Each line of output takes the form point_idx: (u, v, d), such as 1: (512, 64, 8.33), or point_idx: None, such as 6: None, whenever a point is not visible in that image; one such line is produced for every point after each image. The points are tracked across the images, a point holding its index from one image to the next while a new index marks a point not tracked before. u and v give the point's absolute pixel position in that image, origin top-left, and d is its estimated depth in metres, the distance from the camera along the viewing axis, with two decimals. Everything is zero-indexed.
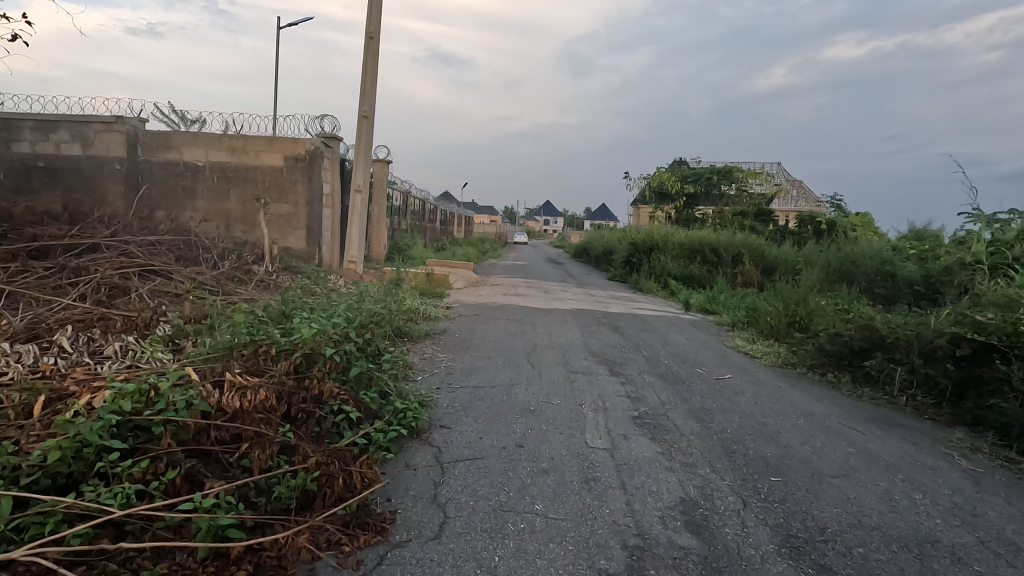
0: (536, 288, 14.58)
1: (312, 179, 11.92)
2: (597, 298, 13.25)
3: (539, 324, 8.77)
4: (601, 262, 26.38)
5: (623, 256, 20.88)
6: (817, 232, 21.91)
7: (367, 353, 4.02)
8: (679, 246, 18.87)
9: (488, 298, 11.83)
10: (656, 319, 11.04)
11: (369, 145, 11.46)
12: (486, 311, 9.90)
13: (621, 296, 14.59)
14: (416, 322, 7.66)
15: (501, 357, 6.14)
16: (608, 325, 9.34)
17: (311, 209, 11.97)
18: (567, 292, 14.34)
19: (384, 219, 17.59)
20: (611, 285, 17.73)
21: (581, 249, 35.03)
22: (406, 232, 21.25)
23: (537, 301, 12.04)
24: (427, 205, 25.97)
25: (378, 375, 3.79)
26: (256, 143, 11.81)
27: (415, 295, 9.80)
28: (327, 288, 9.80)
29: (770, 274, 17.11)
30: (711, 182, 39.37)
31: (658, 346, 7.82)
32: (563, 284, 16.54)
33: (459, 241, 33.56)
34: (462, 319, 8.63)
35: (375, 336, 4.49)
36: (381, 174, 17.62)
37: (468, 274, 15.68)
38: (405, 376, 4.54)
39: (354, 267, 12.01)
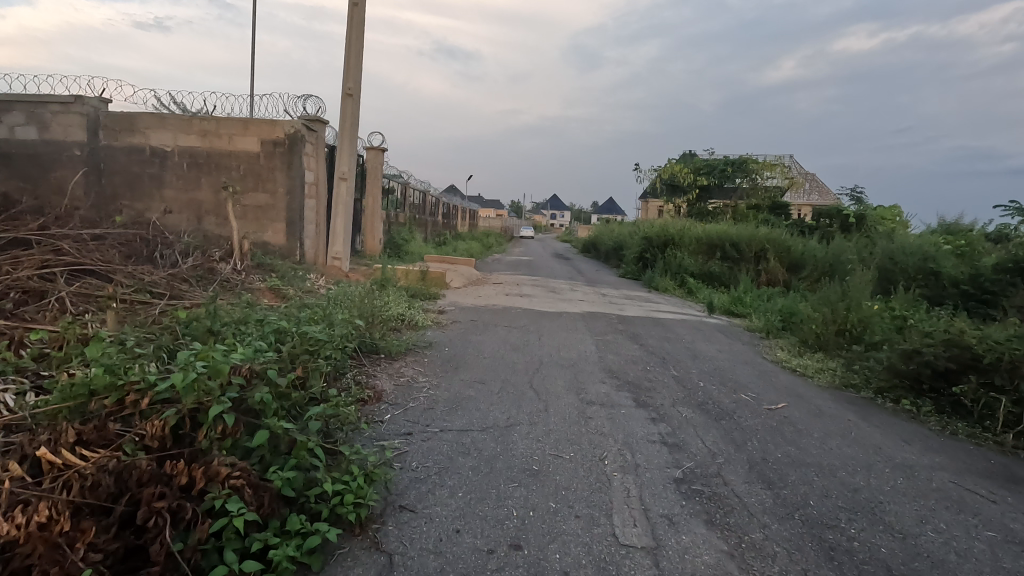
0: (541, 287, 13.28)
1: (293, 166, 10.65)
2: (609, 300, 11.93)
3: (546, 333, 7.50)
4: (611, 257, 25.04)
5: (635, 252, 19.51)
6: (843, 225, 20.49)
7: (295, 401, 2.78)
8: (696, 241, 17.49)
9: (487, 299, 10.55)
10: (678, 324, 9.71)
11: (354, 128, 10.22)
12: (484, 315, 8.65)
13: (635, 296, 13.26)
14: (398, 334, 6.41)
15: (497, 383, 4.87)
16: (625, 334, 8.06)
17: (292, 200, 10.72)
18: (576, 291, 13.05)
19: (378, 211, 16.34)
20: (623, 283, 16.43)
21: (590, 244, 33.62)
22: (404, 226, 19.96)
23: (542, 302, 10.73)
24: (427, 197, 24.65)
25: (307, 436, 2.51)
26: (229, 125, 10.56)
27: (403, 297, 8.56)
28: (304, 287, 8.59)
29: (797, 272, 15.72)
30: (724, 174, 37.86)
31: (688, 361, 6.55)
32: (571, 281, 15.26)
33: (462, 236, 32.18)
34: (455, 327, 7.37)
35: (314, 370, 3.24)
36: (374, 163, 16.33)
37: (467, 271, 14.43)
38: (361, 424, 3.28)
39: (339, 264, 10.76)
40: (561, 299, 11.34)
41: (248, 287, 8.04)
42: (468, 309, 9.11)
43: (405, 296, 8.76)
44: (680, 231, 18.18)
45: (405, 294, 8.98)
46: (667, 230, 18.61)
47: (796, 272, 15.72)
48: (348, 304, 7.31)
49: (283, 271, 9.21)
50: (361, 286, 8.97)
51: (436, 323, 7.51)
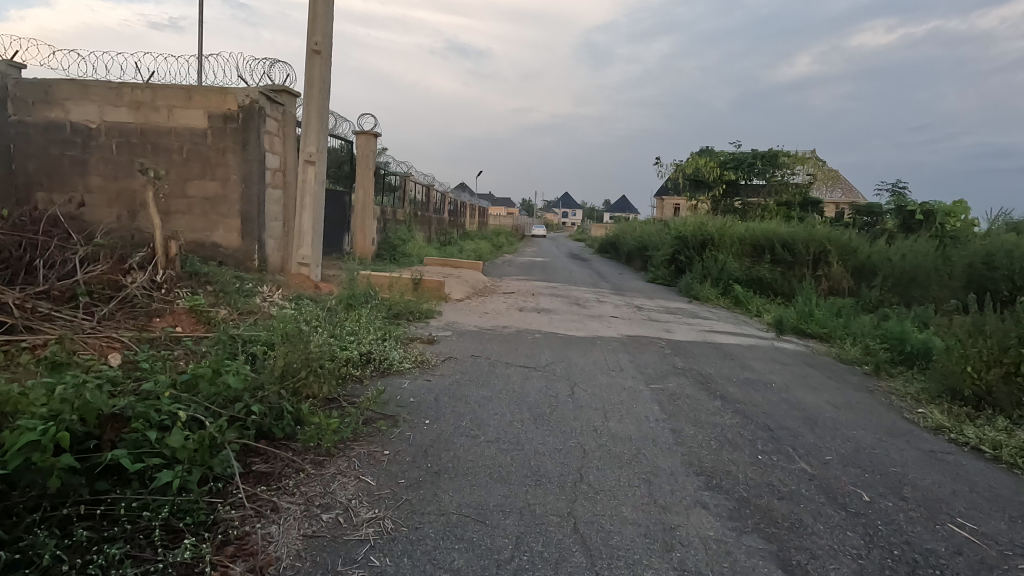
0: (560, 298, 10.91)
1: (248, 145, 8.36)
2: (648, 317, 9.54)
3: (580, 378, 5.16)
4: (636, 258, 22.53)
5: (666, 253, 17.05)
6: (906, 222, 17.81)
7: None
8: (739, 242, 15.02)
9: (495, 316, 8.20)
10: (748, 352, 7.28)
11: (324, 96, 7.94)
12: (489, 344, 6.34)
13: (676, 310, 10.85)
14: (353, 395, 4.11)
15: (509, 529, 2.52)
16: (691, 375, 5.68)
17: (248, 189, 8.44)
18: (605, 304, 10.68)
19: (371, 206, 14.10)
20: (657, 291, 14.03)
21: (610, 244, 31.10)
22: (403, 224, 17.64)
23: (565, 321, 8.35)
24: (430, 192, 22.31)
25: None
26: (168, 95, 8.32)
27: (378, 320, 6.22)
28: (245, 306, 6.28)
29: (863, 279, 13.23)
30: (754, 168, 34.62)
31: (808, 435, 4.18)
32: (596, 290, 12.86)
33: (471, 236, 29.74)
34: (447, 372, 5.02)
35: None
36: (365, 150, 14.01)
37: (474, 279, 12.12)
38: None
39: (307, 271, 8.43)
40: (588, 316, 8.98)
41: (160, 311, 5.73)
42: (469, 334, 6.79)
43: (383, 319, 6.43)
44: (719, 230, 15.69)
45: (384, 316, 6.63)
46: (703, 229, 16.11)
47: (862, 280, 13.23)
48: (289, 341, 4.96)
49: (221, 284, 6.82)
50: (325, 304, 6.69)
51: (422, 363, 5.19)
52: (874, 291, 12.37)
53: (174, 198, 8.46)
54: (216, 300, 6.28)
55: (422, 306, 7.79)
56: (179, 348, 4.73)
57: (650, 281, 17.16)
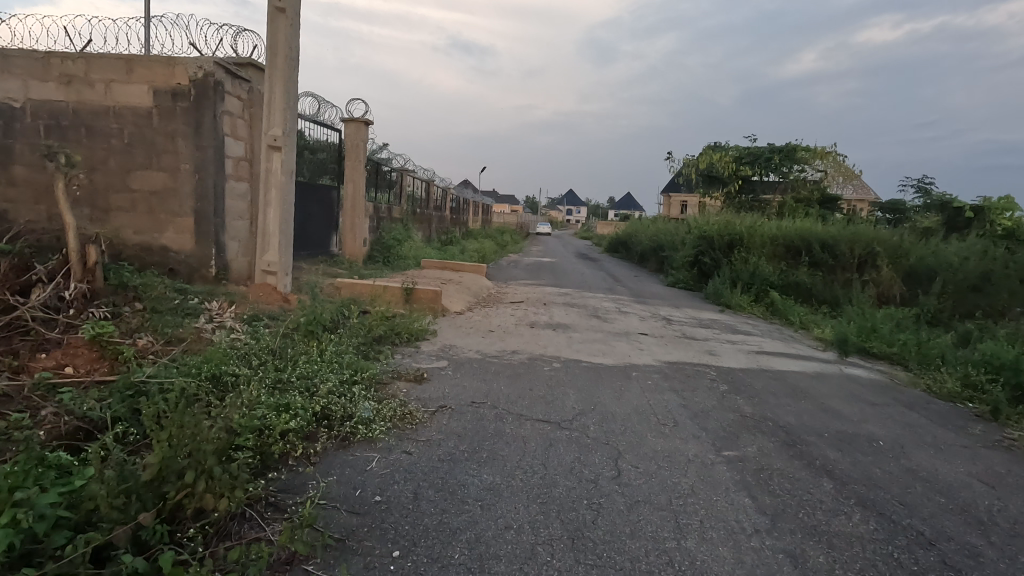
0: (575, 309, 9.41)
1: (202, 128, 6.89)
2: (684, 334, 8.03)
3: (624, 442, 3.68)
4: (652, 259, 20.97)
5: (686, 254, 15.55)
6: (951, 220, 16.23)
7: None
8: (771, 243, 13.51)
9: (503, 336, 6.71)
10: (822, 386, 5.78)
11: (291, 66, 6.44)
12: (495, 381, 4.87)
13: (711, 324, 9.34)
14: (284, 495, 2.66)
15: None
16: (771, 430, 4.19)
17: (202, 181, 6.97)
18: (629, 316, 9.18)
19: (361, 203, 12.64)
20: (682, 298, 12.53)
21: (620, 242, 29.46)
22: (400, 222, 16.15)
23: (587, 342, 6.84)
24: (430, 188, 20.78)
25: None
26: (105, 67, 6.86)
27: (348, 350, 4.77)
28: (175, 332, 4.81)
29: (918, 286, 11.68)
30: (771, 163, 33.07)
31: (994, 556, 2.71)
32: (615, 298, 11.35)
33: (474, 234, 28.17)
34: (436, 436, 3.54)
35: None
36: (355, 139, 12.51)
37: (477, 286, 10.66)
38: None
39: (274, 280, 6.91)
40: (614, 335, 7.47)
41: (52, 344, 4.26)
42: (469, 366, 5.32)
43: (357, 349, 4.97)
44: (747, 228, 14.17)
45: (358, 342, 5.19)
46: (730, 228, 14.57)
47: (916, 285, 11.71)
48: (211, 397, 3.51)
49: (151, 302, 5.30)
50: (282, 327, 5.07)
51: (402, 420, 3.73)
52: (933, 299, 10.88)
53: (114, 192, 7.00)
54: (136, 324, 4.78)
55: (410, 324, 6.30)
56: (49, 407, 3.26)
57: (670, 285, 15.66)
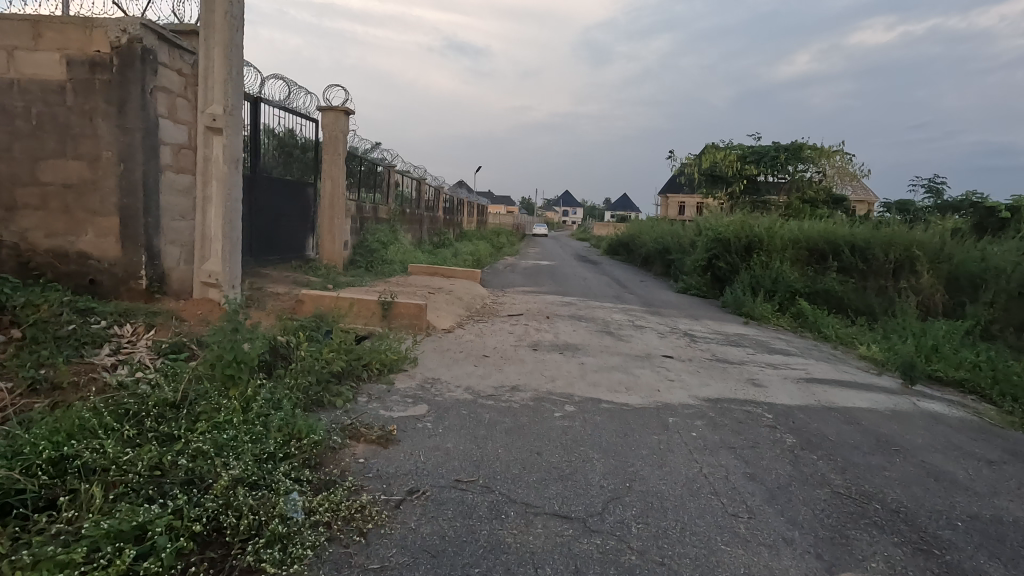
0: (584, 324, 8.11)
1: (128, 107, 5.58)
2: (715, 356, 6.75)
3: (689, 563, 2.39)
4: (658, 262, 19.72)
5: (698, 257, 14.30)
6: (983, 221, 15.01)
7: None
8: (793, 246, 12.31)
9: (500, 364, 5.41)
10: (908, 432, 4.51)
11: (232, 26, 5.11)
12: (491, 439, 3.59)
13: (741, 341, 8.06)
14: None
15: None
16: (884, 522, 2.93)
17: (129, 173, 5.65)
18: (645, 333, 7.92)
19: (341, 202, 11.33)
20: (698, 307, 11.27)
21: (622, 244, 28.14)
22: (387, 223, 14.83)
23: (604, 370, 5.55)
24: (420, 187, 19.43)
25: None
26: (6, 30, 5.54)
27: (281, 400, 3.48)
28: (50, 372, 3.51)
29: (962, 294, 10.44)
30: (777, 162, 31.74)
31: None
32: (626, 309, 10.08)
33: (469, 236, 26.80)
34: (395, 561, 2.25)
35: None
36: (334, 130, 11.18)
37: (470, 296, 9.38)
38: None
39: (217, 295, 5.58)
40: (635, 359, 6.18)
41: None
42: (453, 412, 4.02)
43: (296, 398, 3.67)
44: (766, 228, 12.95)
45: (300, 384, 3.90)
46: (747, 229, 13.32)
47: (959, 294, 10.48)
48: (41, 497, 2.25)
49: (33, 329, 3.99)
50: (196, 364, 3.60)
51: (346, 524, 2.46)
52: (982, 310, 9.65)
53: (20, 185, 5.68)
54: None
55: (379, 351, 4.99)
56: None
57: (681, 291, 14.44)
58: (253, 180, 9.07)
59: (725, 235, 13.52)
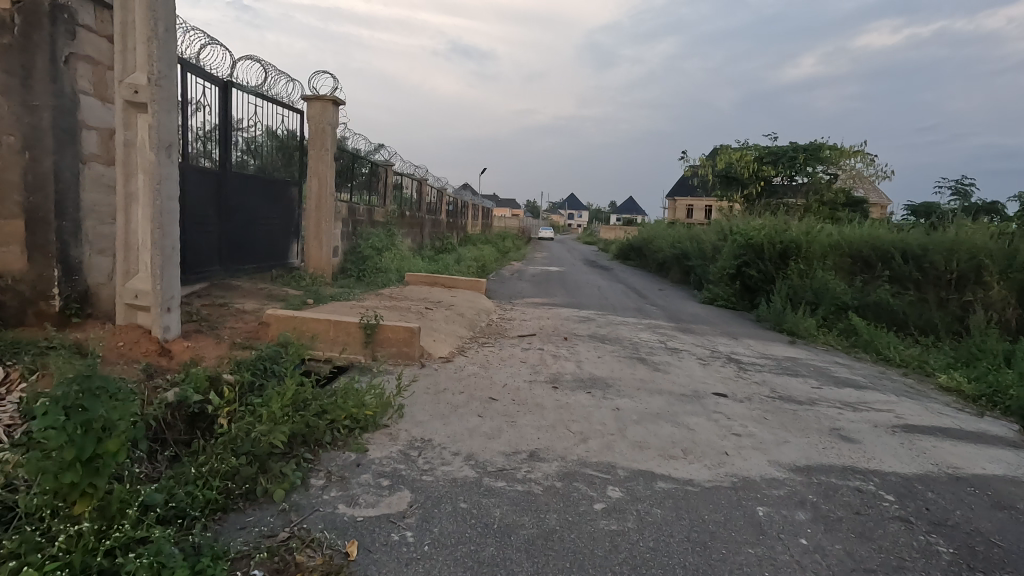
0: (610, 349, 6.79)
1: (34, 79, 4.35)
2: (777, 394, 5.43)
3: None
4: (676, 269, 18.36)
5: (725, 264, 12.98)
6: None
7: None
8: (835, 253, 11.16)
9: (512, 414, 4.11)
10: None
11: None
12: (505, 569, 2.30)
13: (798, 369, 6.72)
14: None
15: None
16: None
17: (35, 163, 4.41)
18: (683, 360, 6.60)
19: (329, 203, 10.07)
20: (733, 323, 9.94)
21: (634, 248, 26.71)
22: (384, 226, 13.57)
23: (649, 421, 4.23)
24: (421, 189, 18.14)
25: None
26: None
27: (165, 515, 2.25)
28: None
29: None
30: (795, 163, 30.28)
31: None
32: (652, 326, 8.76)
33: (473, 241, 25.49)
34: None
35: None
36: (321, 122, 9.89)
37: (474, 313, 8.09)
38: None
39: (146, 319, 4.34)
40: (683, 401, 4.86)
41: None
42: (449, 508, 2.73)
43: (197, 505, 2.42)
44: (803, 232, 11.63)
45: (213, 469, 2.66)
46: (781, 233, 11.99)
47: None
48: None
49: None
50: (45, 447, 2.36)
51: None
52: None
53: None
54: None
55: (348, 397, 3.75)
56: None
57: (705, 300, 13.17)
58: (223, 177, 7.80)
59: (756, 240, 12.19)
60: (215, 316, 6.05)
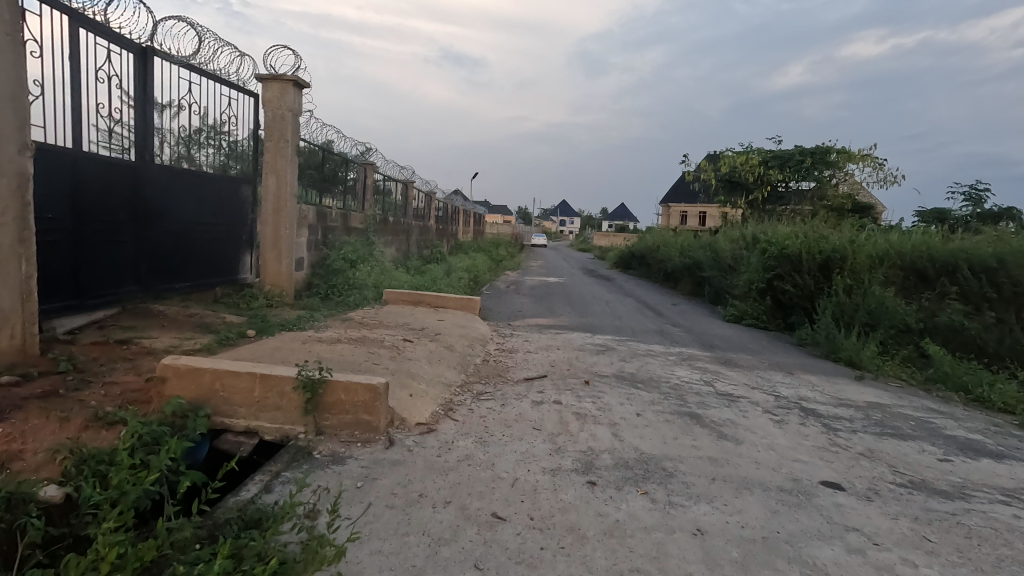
0: (648, 398, 5.09)
1: None
2: (905, 479, 3.75)
3: None
4: (688, 280, 16.72)
5: (752, 277, 11.35)
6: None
7: None
8: (885, 264, 9.62)
9: (535, 562, 2.40)
10: None
11: None
12: None
13: (897, 426, 5.04)
14: None
15: None
16: None
17: None
18: (747, 414, 4.90)
19: (291, 205, 8.25)
20: (777, 350, 8.28)
21: (635, 256, 25.04)
22: (362, 233, 11.83)
23: (761, 564, 2.53)
24: (406, 192, 16.40)
25: None
26: None
27: None
28: None
29: None
30: (802, 167, 28.84)
31: None
32: (687, 359, 7.08)
33: (465, 250, 23.76)
34: None
35: None
36: (279, 107, 8.08)
37: (465, 344, 6.37)
38: None
39: None
40: (788, 505, 3.17)
41: None
42: None
43: None
44: (847, 240, 10.06)
45: None
46: (821, 241, 10.41)
47: None
48: None
49: None
50: None
51: None
52: None
53: None
54: None
55: (222, 574, 1.97)
56: None
57: (729, 318, 11.54)
58: (141, 170, 6.05)
59: (791, 249, 10.58)
60: (100, 362, 4.29)
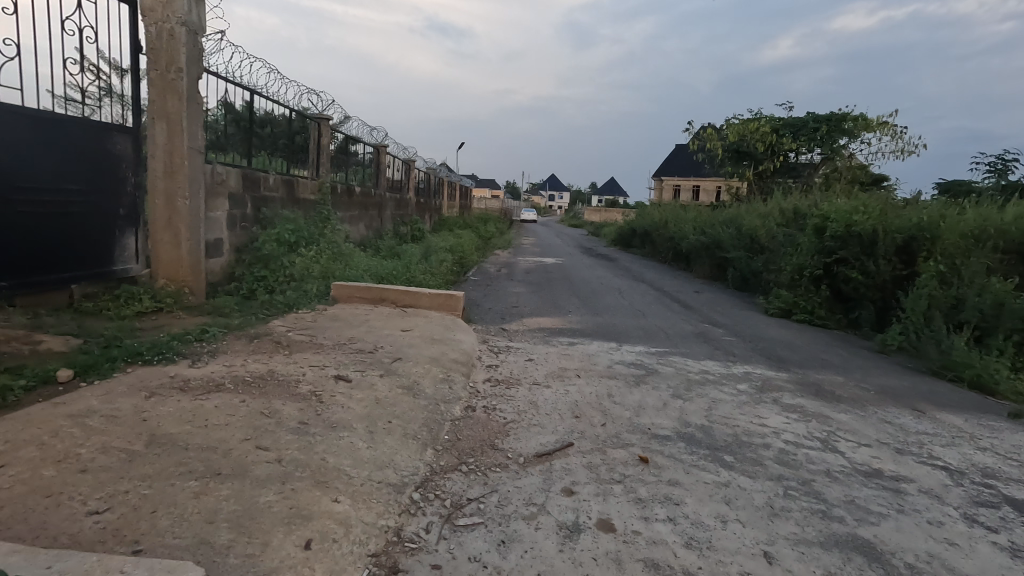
0: (763, 500, 2.82)
1: None
2: None
3: None
4: (707, 262, 14.44)
5: (803, 261, 9.07)
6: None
7: None
8: (989, 246, 7.44)
9: None
10: None
11: None
12: None
13: None
14: None
15: None
16: None
17: None
18: (950, 538, 2.65)
19: (191, 163, 5.76)
20: (868, 366, 6.07)
21: (638, 233, 22.66)
22: (314, 206, 9.34)
23: None
24: (378, 158, 13.79)
25: None
26: None
27: None
28: None
29: None
30: (817, 135, 26.46)
31: None
32: (766, 389, 4.82)
33: (449, 226, 21.21)
34: None
35: None
36: (166, 21, 5.54)
37: (436, 380, 4.03)
38: None
39: None
40: None
41: None
42: None
43: None
44: (933, 214, 7.96)
45: None
46: (897, 217, 8.23)
47: None
48: None
49: None
50: None
51: None
52: None
53: None
54: None
55: None
56: None
57: (775, 311, 9.31)
58: None
59: (861, 226, 8.33)
60: None
